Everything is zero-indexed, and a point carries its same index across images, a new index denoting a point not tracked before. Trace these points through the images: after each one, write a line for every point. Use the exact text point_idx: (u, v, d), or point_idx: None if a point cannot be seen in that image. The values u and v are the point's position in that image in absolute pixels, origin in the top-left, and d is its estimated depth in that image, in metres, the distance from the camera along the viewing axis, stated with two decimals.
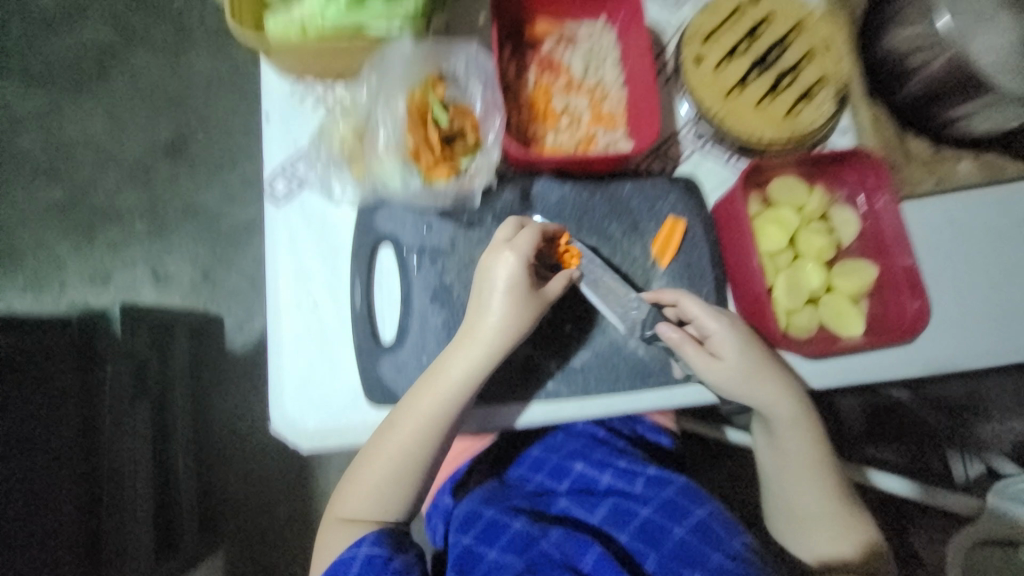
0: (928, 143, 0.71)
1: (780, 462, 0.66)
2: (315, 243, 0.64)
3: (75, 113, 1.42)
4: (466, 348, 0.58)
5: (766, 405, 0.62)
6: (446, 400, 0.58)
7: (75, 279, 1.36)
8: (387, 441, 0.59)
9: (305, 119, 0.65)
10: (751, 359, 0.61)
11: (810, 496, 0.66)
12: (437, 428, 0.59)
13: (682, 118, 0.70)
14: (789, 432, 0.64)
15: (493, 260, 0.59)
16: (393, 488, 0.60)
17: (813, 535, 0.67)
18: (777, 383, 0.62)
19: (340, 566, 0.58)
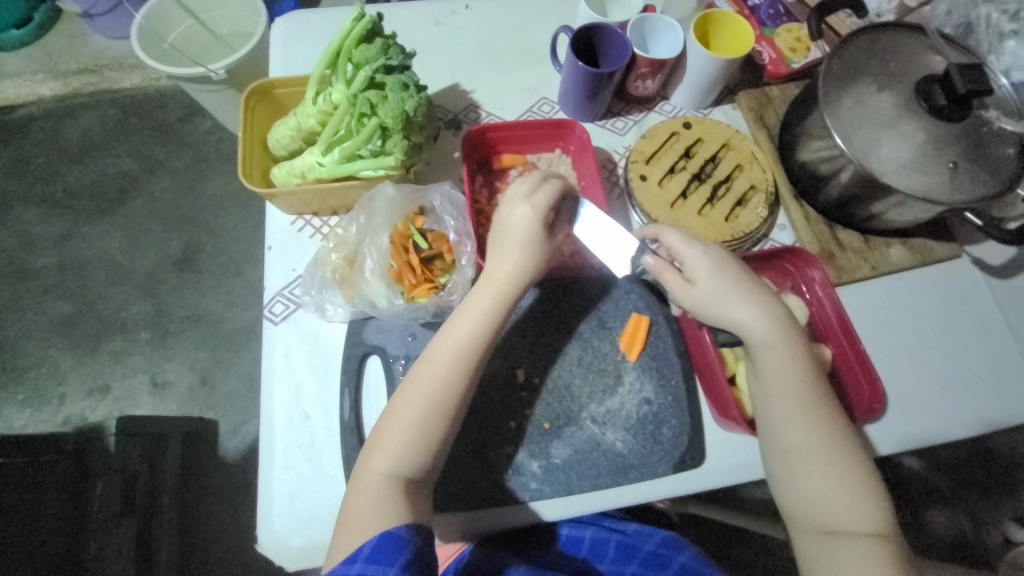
0: (856, 234, 0.81)
1: (768, 393, 0.62)
2: (308, 358, 0.69)
3: (94, 234, 1.54)
4: (496, 283, 0.62)
5: (743, 325, 0.62)
6: (477, 327, 0.61)
7: (75, 389, 1.40)
8: (424, 375, 0.59)
9: (303, 248, 0.74)
10: (727, 276, 0.63)
11: (809, 434, 0.60)
12: (470, 363, 0.60)
13: (636, 226, 0.79)
14: (773, 354, 0.62)
15: (511, 210, 0.63)
16: (421, 428, 0.58)
17: (813, 479, 0.60)
18: (751, 300, 0.63)
19: (388, 550, 0.52)
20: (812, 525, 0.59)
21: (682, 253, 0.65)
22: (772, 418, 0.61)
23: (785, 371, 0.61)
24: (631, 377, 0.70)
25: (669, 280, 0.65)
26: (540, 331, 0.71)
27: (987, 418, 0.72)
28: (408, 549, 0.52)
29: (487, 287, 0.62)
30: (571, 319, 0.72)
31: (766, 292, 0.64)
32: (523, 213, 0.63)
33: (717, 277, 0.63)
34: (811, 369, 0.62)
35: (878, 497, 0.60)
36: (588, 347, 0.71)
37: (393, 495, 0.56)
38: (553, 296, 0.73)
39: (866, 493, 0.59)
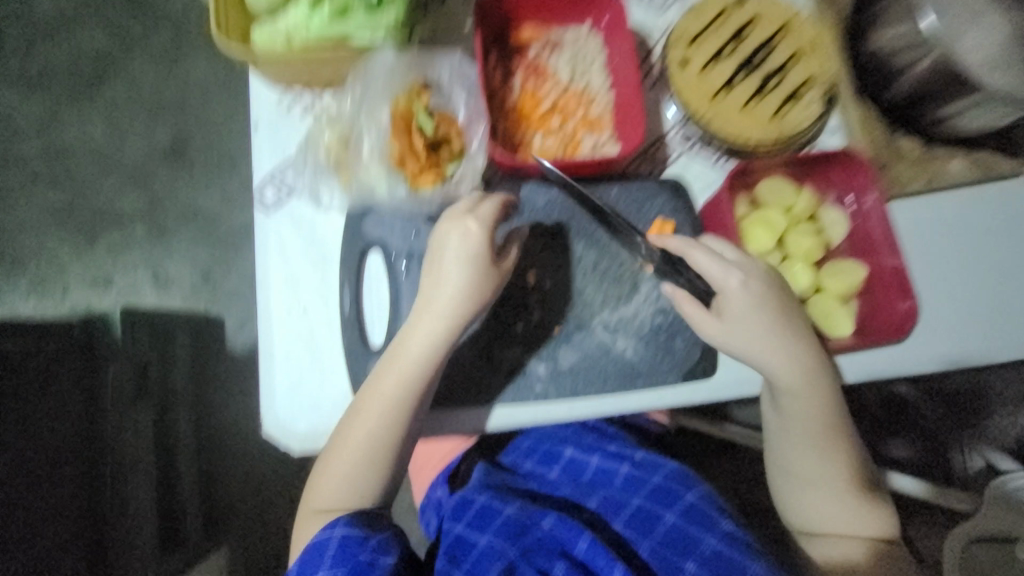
0: (918, 142, 0.72)
1: (787, 428, 0.65)
2: (304, 250, 0.64)
3: (75, 119, 1.43)
4: (425, 329, 0.59)
5: (772, 370, 0.62)
6: (409, 377, 0.58)
7: (77, 283, 1.37)
8: (359, 424, 0.59)
9: (292, 127, 0.65)
10: (754, 322, 0.60)
11: (814, 460, 0.65)
12: (408, 406, 0.59)
13: (669, 122, 0.70)
14: (799, 397, 0.62)
15: (451, 230, 0.58)
16: (365, 469, 0.61)
17: (815, 499, 0.66)
18: (777, 346, 0.61)
19: (316, 553, 0.57)
20: (806, 530, 0.68)
21: (719, 282, 0.61)
22: (783, 448, 0.66)
23: (808, 411, 0.63)
24: (648, 286, 0.66)
25: (689, 309, 0.62)
26: (555, 233, 0.66)
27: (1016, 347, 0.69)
28: (335, 542, 0.57)
29: (421, 321, 0.59)
30: (590, 223, 0.66)
31: (799, 334, 0.62)
32: (466, 235, 0.58)
33: (749, 321, 0.60)
34: (831, 408, 0.63)
35: (872, 508, 0.66)
36: (606, 253, 0.66)
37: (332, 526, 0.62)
38: (571, 195, 0.66)
39: (860, 504, 0.66)
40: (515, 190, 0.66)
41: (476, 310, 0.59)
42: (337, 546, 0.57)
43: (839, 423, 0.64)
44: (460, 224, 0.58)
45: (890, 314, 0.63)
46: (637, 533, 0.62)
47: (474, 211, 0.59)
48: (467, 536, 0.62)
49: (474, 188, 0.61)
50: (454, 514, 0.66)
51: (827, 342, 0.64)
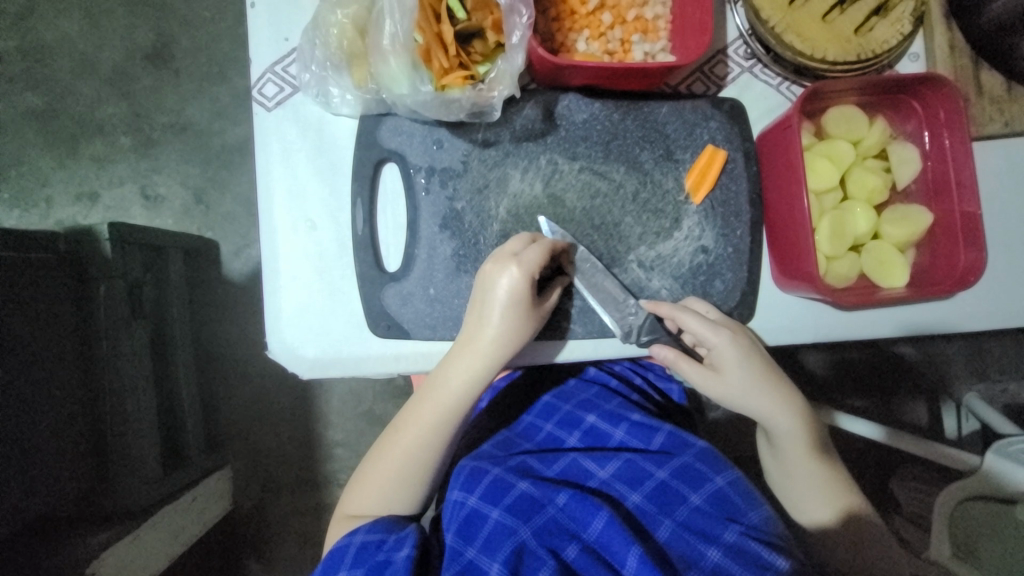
0: (1001, 78, 0.63)
1: (784, 470, 0.62)
2: (311, 156, 0.57)
3: (47, 11, 1.28)
4: (467, 357, 0.55)
5: (767, 416, 0.60)
6: (461, 398, 0.56)
7: (62, 196, 1.28)
8: (395, 446, 0.57)
9: (298, 10, 0.56)
10: (754, 372, 0.57)
11: (813, 496, 0.61)
12: (442, 434, 0.57)
13: (733, 31, 0.61)
14: (783, 436, 0.61)
15: (495, 270, 0.54)
16: (399, 486, 0.57)
17: (822, 535, 0.61)
18: (772, 391, 0.59)
19: (337, 558, 0.53)
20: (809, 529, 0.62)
21: (710, 340, 0.57)
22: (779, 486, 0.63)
23: (798, 452, 0.60)
24: (690, 221, 0.60)
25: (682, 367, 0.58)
26: (595, 157, 0.59)
27: None
28: (355, 550, 0.52)
29: (460, 355, 0.55)
30: (633, 146, 0.59)
31: (787, 387, 0.60)
32: (509, 280, 0.53)
33: (745, 373, 0.57)
34: (816, 443, 0.61)
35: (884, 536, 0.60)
36: (649, 182, 0.59)
37: None
38: (614, 113, 0.59)
39: (872, 533, 0.60)
40: (551, 102, 0.58)
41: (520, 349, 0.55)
42: (355, 553, 0.52)
43: (828, 456, 0.62)
44: (503, 264, 0.53)
45: (951, 266, 0.58)
46: (658, 511, 0.58)
47: (518, 254, 0.54)
48: (479, 509, 0.58)
49: (526, 233, 0.56)
50: (464, 485, 0.60)
51: (879, 292, 0.59)
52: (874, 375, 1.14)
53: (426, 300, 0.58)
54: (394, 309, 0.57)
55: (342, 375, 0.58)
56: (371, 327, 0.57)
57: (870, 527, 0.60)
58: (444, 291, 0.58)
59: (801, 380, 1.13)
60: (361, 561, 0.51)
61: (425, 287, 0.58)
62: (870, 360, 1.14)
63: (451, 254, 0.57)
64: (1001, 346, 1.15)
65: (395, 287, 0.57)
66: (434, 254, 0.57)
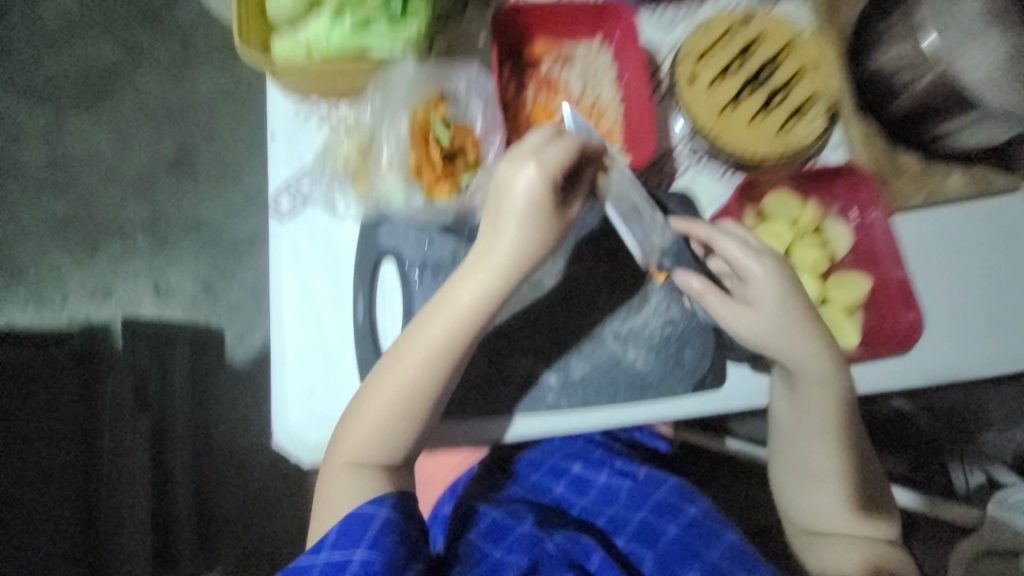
0: (918, 158, 0.72)
1: (800, 425, 0.65)
2: (318, 258, 0.65)
3: (80, 129, 1.43)
4: (480, 272, 0.56)
5: (799, 364, 0.61)
6: (470, 319, 0.56)
7: (77, 293, 1.36)
8: (399, 371, 0.56)
9: (308, 137, 0.66)
10: (789, 312, 0.60)
11: (818, 458, 0.67)
12: (447, 362, 0.56)
13: (677, 134, 0.72)
14: (815, 390, 0.63)
15: (513, 172, 0.55)
16: (401, 419, 0.57)
17: (816, 496, 0.67)
18: (810, 334, 0.61)
19: (354, 528, 0.53)
20: (804, 531, 0.69)
21: (747, 275, 0.61)
22: (787, 440, 0.67)
23: (824, 408, 0.64)
24: (657, 296, 0.67)
25: (707, 293, 0.61)
26: (569, 246, 0.66)
27: (1015, 355, 0.71)
28: (375, 526, 0.54)
29: (473, 274, 0.56)
30: (602, 234, 0.67)
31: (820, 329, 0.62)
32: (528, 182, 0.54)
33: (779, 310, 0.60)
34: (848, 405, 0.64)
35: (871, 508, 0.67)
36: (617, 264, 0.67)
37: (360, 478, 0.57)
38: (582, 206, 0.67)
39: (860, 504, 0.67)
40: None
41: (534, 265, 0.57)
42: (379, 526, 0.54)
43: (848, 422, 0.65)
44: (522, 167, 0.54)
45: (895, 325, 0.64)
46: (641, 545, 0.64)
47: (540, 154, 0.54)
48: (479, 548, 0.61)
49: (551, 126, 0.56)
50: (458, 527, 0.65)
51: (836, 353, 0.64)
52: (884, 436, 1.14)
53: None
54: None
55: None
56: None
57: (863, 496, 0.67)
58: None
59: None
60: (381, 543, 0.53)
61: None
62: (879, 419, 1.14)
63: None
64: (1003, 394, 1.16)
65: None
66: None
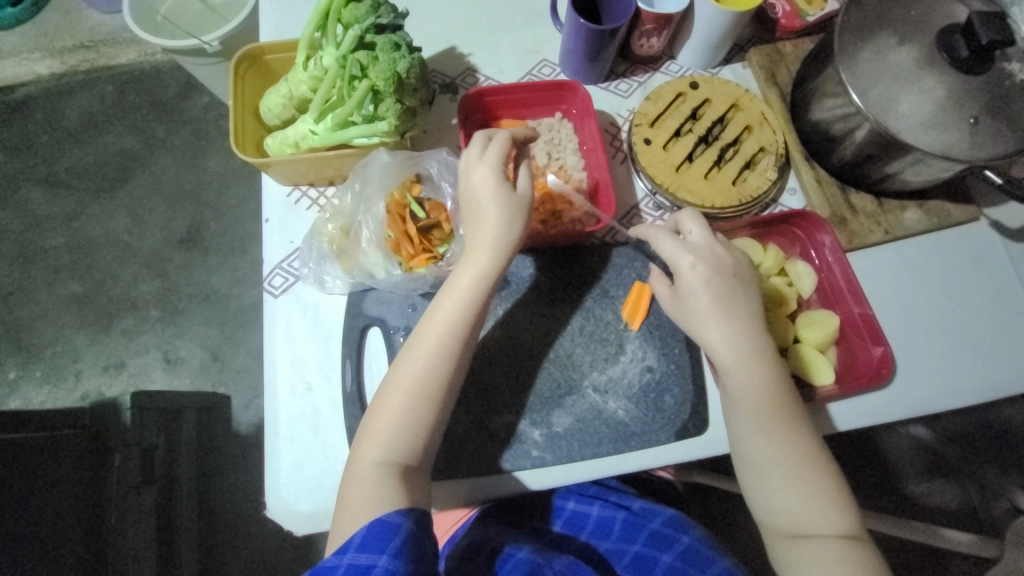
0: (871, 197, 0.77)
1: (735, 406, 0.60)
2: (308, 330, 0.69)
3: (99, 213, 1.54)
4: (476, 260, 0.60)
5: (723, 340, 0.59)
6: (468, 299, 0.59)
7: (91, 368, 1.42)
8: (417, 361, 0.58)
9: (300, 218, 0.73)
10: (709, 294, 0.60)
11: (776, 446, 0.57)
12: (458, 345, 0.58)
13: (640, 191, 0.77)
14: (744, 365, 0.59)
15: (471, 176, 0.62)
16: (418, 410, 0.57)
17: (783, 488, 0.57)
18: (721, 312, 0.60)
19: (380, 534, 0.51)
20: (784, 535, 0.57)
21: (675, 263, 0.62)
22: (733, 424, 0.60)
23: (758, 386, 0.59)
24: (632, 345, 0.69)
25: (656, 287, 0.65)
26: (541, 304, 0.70)
27: (1001, 382, 0.70)
28: (400, 533, 0.51)
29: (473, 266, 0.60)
30: (573, 289, 0.71)
31: (742, 304, 0.61)
32: (484, 174, 0.61)
33: (699, 291, 0.60)
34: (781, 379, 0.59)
35: (845, 499, 0.57)
36: (591, 316, 0.70)
37: (386, 481, 0.55)
38: (554, 265, 0.72)
39: (835, 498, 0.57)
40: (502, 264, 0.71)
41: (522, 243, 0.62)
42: (394, 537, 0.51)
43: (787, 402, 0.59)
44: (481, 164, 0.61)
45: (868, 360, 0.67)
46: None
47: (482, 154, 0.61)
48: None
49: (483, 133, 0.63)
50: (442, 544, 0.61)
51: (814, 391, 0.66)
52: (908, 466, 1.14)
53: None
54: None
55: None
56: None
57: (838, 487, 0.57)
58: None
59: (868, 475, 1.14)
60: (404, 555, 0.50)
61: None
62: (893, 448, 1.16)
63: None
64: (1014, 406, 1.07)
65: None
66: None
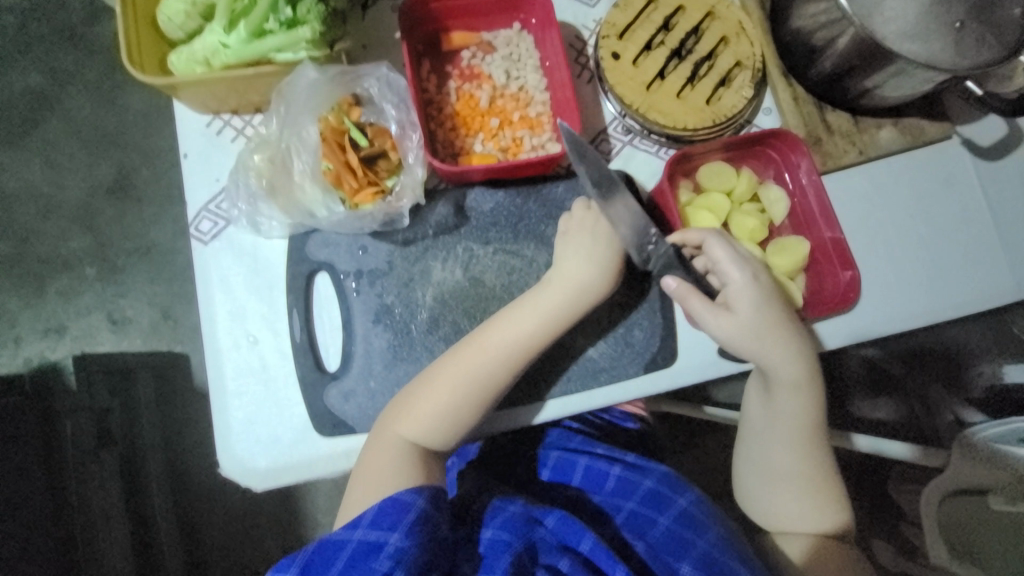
0: (847, 115, 0.73)
1: (774, 421, 0.63)
2: (248, 278, 0.62)
3: (10, 162, 1.35)
4: (510, 315, 0.59)
5: (778, 362, 0.61)
6: (492, 356, 0.57)
7: (29, 334, 1.30)
8: (471, 365, 0.57)
9: (225, 153, 0.64)
10: (771, 316, 0.60)
11: (796, 460, 0.63)
12: (478, 399, 0.57)
13: (608, 114, 0.71)
14: (795, 395, 0.62)
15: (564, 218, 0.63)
16: (464, 411, 0.57)
17: (788, 497, 0.64)
18: (789, 339, 0.61)
19: (390, 513, 0.50)
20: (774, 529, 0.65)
21: (725, 272, 0.61)
22: (761, 441, 0.64)
23: (799, 409, 0.62)
24: None
25: (694, 304, 0.59)
26: (503, 238, 0.65)
27: (959, 302, 0.71)
28: (413, 511, 0.51)
29: (502, 319, 0.59)
30: (539, 224, 0.66)
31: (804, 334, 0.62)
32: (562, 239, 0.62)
33: (766, 311, 0.60)
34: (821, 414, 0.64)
35: (841, 507, 0.64)
36: None
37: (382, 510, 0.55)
38: (517, 198, 0.66)
39: (834, 506, 0.63)
40: (460, 198, 0.65)
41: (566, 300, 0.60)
42: (410, 517, 0.51)
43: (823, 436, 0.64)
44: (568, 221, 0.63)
45: (835, 285, 0.66)
46: (633, 535, 0.61)
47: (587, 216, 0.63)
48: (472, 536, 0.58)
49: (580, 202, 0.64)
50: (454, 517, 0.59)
51: None
52: (860, 388, 1.20)
53: (368, 393, 0.61)
54: (336, 406, 0.60)
55: (297, 480, 0.60)
56: (317, 429, 0.60)
57: (835, 500, 0.64)
58: (383, 382, 0.61)
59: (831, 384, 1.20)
60: (415, 533, 0.50)
61: (366, 381, 0.61)
62: (839, 375, 1.20)
63: (386, 346, 0.61)
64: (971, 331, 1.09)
65: (336, 386, 0.60)
66: (370, 349, 0.61)
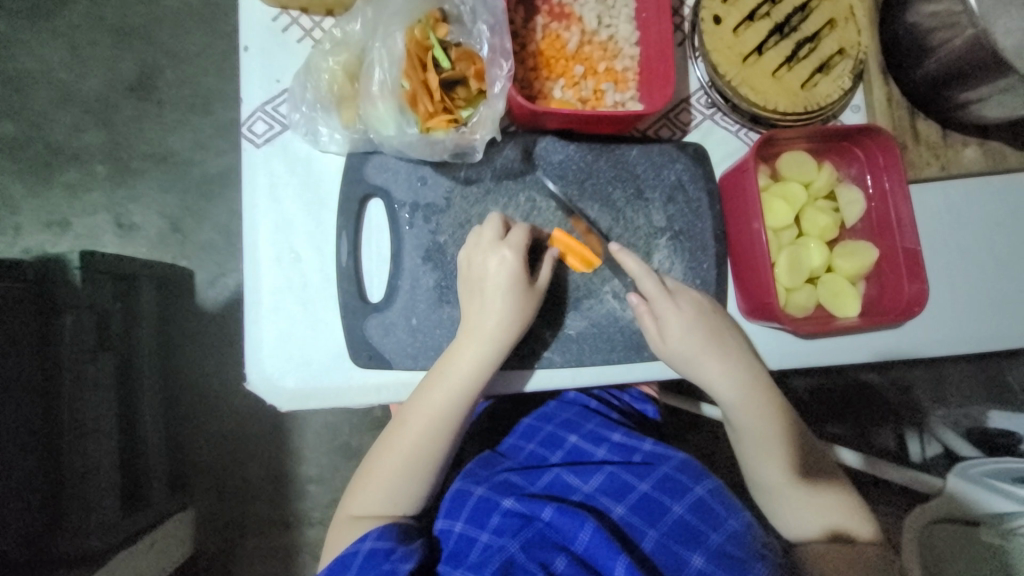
0: (937, 127, 0.69)
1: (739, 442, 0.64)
2: (297, 191, 0.59)
3: (27, 39, 1.27)
4: (474, 344, 0.56)
5: (713, 388, 0.61)
6: (453, 392, 0.56)
7: (31, 224, 1.25)
8: (400, 440, 0.57)
9: (289, 52, 0.59)
10: (699, 342, 0.59)
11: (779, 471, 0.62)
12: (449, 426, 0.57)
13: (694, 83, 0.67)
14: (741, 412, 0.62)
15: (485, 259, 0.56)
16: (406, 480, 0.58)
17: (792, 504, 0.62)
18: (720, 363, 0.60)
19: (345, 562, 0.54)
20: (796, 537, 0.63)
21: (656, 309, 0.59)
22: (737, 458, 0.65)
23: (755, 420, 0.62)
24: (659, 254, 0.64)
25: (647, 322, 0.59)
26: (569, 194, 0.63)
27: (1005, 336, 0.69)
28: (360, 555, 0.54)
29: (465, 343, 0.56)
30: (606, 185, 0.63)
31: (733, 347, 0.60)
32: (501, 261, 0.55)
33: (693, 341, 0.59)
34: (776, 409, 0.62)
35: (847, 499, 0.62)
36: (621, 219, 0.63)
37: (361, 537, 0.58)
38: (589, 155, 0.63)
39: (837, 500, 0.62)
40: (530, 144, 0.62)
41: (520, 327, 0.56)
42: (365, 555, 0.54)
43: (789, 425, 0.63)
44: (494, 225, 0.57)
45: (899, 295, 0.62)
46: (642, 522, 0.61)
47: (505, 239, 0.57)
48: (466, 533, 0.61)
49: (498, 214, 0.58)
50: (449, 512, 0.63)
51: (835, 321, 0.63)
52: (828, 408, 1.14)
53: (409, 329, 0.58)
54: (375, 338, 0.58)
55: (322, 407, 0.58)
56: (353, 357, 0.58)
57: (834, 492, 0.62)
58: (427, 321, 0.59)
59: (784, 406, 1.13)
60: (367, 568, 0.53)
61: (408, 317, 0.59)
62: (802, 413, 1.13)
63: (434, 286, 0.59)
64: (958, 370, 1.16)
65: (378, 317, 0.58)
66: (417, 286, 0.59)
